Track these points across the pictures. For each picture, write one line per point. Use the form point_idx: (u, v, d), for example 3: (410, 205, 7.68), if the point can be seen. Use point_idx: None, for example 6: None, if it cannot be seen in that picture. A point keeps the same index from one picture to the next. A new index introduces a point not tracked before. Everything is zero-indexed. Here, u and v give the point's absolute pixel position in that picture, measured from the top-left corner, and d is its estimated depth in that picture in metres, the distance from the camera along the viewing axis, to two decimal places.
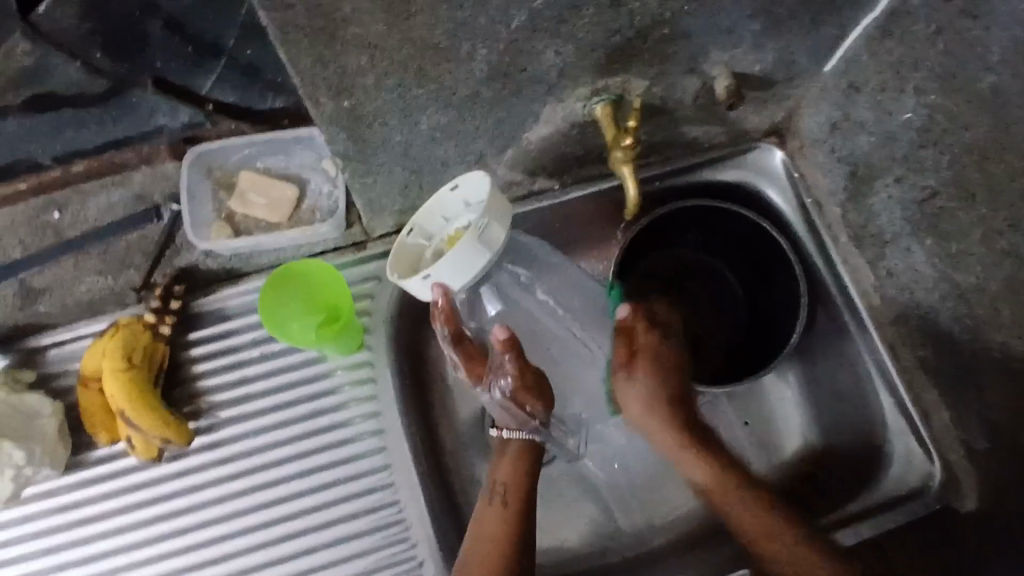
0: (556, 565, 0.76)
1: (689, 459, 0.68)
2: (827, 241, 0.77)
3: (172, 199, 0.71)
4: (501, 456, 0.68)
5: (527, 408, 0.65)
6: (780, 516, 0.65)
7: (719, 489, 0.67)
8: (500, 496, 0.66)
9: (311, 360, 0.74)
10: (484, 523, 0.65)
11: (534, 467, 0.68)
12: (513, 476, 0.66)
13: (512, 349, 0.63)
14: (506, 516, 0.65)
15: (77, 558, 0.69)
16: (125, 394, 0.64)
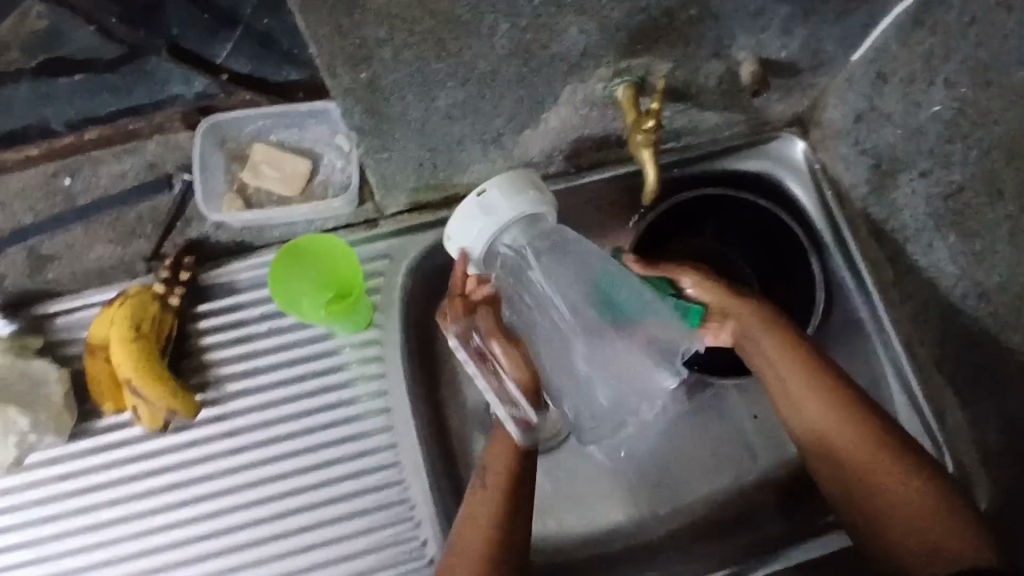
0: (558, 552, 0.76)
1: (820, 408, 0.66)
2: (847, 235, 0.75)
3: (183, 169, 0.70)
4: (494, 445, 0.67)
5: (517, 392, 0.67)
6: (926, 489, 0.61)
7: (849, 442, 0.64)
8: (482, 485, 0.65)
9: (319, 337, 0.73)
10: (471, 515, 0.63)
11: (526, 456, 0.66)
12: (502, 465, 0.65)
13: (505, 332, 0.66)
14: (493, 506, 0.63)
15: (81, 525, 0.69)
16: (132, 362, 0.63)
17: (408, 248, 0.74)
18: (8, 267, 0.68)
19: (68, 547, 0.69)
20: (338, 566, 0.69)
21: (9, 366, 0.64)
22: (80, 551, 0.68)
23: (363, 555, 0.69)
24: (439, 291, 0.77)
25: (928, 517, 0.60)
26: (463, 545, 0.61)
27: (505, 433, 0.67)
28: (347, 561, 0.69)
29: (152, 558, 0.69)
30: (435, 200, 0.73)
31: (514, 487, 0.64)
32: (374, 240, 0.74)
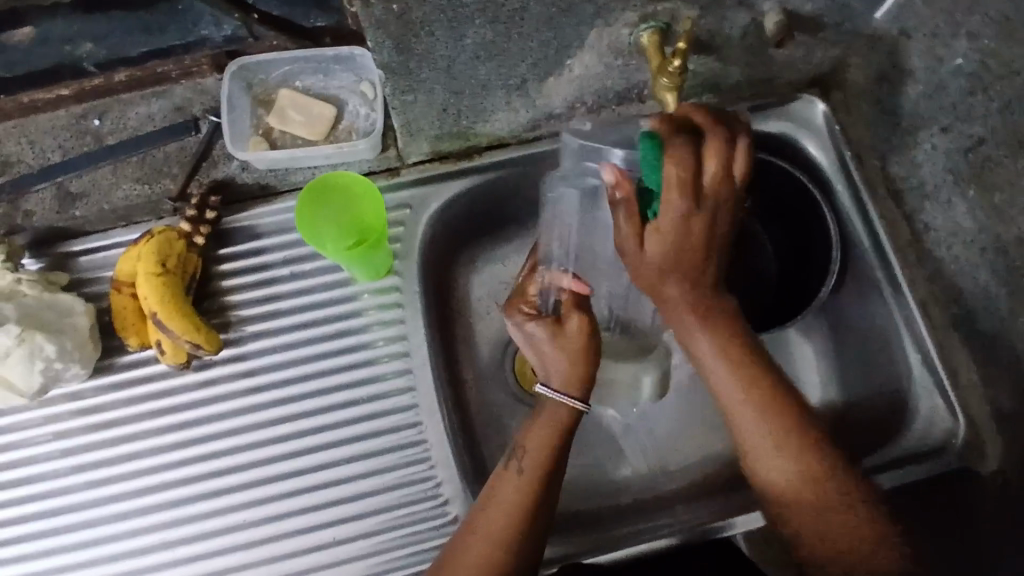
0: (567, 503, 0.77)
1: (764, 450, 0.61)
2: (865, 194, 0.75)
3: (209, 112, 0.71)
4: (541, 418, 0.64)
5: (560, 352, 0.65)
6: (871, 520, 0.58)
7: (803, 496, 0.60)
8: (517, 464, 0.62)
9: (339, 282, 0.74)
10: (498, 490, 0.61)
11: (566, 443, 0.64)
12: (544, 448, 0.62)
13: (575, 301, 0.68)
14: (524, 486, 0.61)
15: (99, 459, 0.70)
16: (156, 295, 0.64)
17: (428, 197, 0.75)
18: (36, 203, 0.69)
19: (87, 479, 0.69)
20: (352, 505, 0.70)
21: (36, 297, 0.66)
22: (98, 483, 0.69)
23: (378, 493, 0.70)
24: (458, 242, 0.78)
25: (866, 546, 0.57)
26: (478, 534, 0.59)
27: (555, 407, 0.64)
28: (362, 500, 0.70)
29: (167, 493, 0.69)
30: (456, 149, 0.74)
31: (548, 481, 0.61)
32: (396, 190, 0.75)
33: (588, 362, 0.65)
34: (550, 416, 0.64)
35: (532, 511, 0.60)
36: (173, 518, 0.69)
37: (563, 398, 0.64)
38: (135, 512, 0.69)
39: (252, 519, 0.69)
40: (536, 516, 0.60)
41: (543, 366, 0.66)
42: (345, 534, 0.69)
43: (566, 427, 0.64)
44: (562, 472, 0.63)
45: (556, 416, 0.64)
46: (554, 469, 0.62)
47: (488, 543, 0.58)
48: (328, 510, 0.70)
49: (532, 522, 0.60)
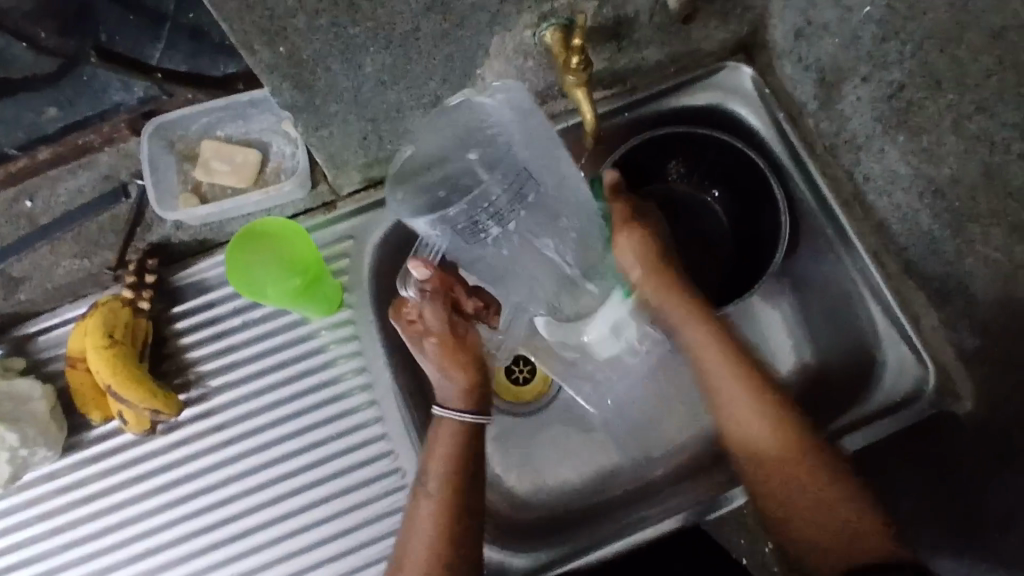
0: (559, 506, 0.77)
1: (755, 433, 0.66)
2: (806, 157, 0.75)
3: (136, 176, 0.70)
4: (434, 442, 0.65)
5: (456, 369, 0.65)
6: (866, 512, 0.61)
7: (778, 449, 0.65)
8: (423, 486, 0.64)
9: (293, 323, 0.74)
10: (412, 516, 0.63)
11: (468, 450, 0.65)
12: (441, 465, 0.64)
13: (438, 288, 0.66)
14: (434, 511, 0.62)
15: (84, 533, 0.70)
16: (107, 367, 0.64)
17: (370, 223, 0.74)
18: None
19: (76, 557, 0.70)
20: (339, 542, 0.70)
21: None
22: (88, 557, 0.70)
23: (361, 527, 0.70)
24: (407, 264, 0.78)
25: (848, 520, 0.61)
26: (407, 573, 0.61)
27: (448, 423, 0.65)
28: (347, 536, 0.70)
29: (157, 557, 0.70)
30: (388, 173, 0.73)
31: (455, 501, 0.63)
32: (333, 223, 0.74)
33: (470, 372, 0.66)
34: (442, 438, 0.65)
35: (449, 535, 0.62)
36: None
37: (458, 415, 0.64)
38: None
39: (243, 570, 0.70)
40: (455, 535, 0.62)
41: (437, 390, 0.66)
42: (334, 572, 0.69)
43: (464, 437, 0.65)
44: (470, 485, 0.64)
45: (455, 428, 0.65)
46: (458, 483, 0.63)
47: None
48: (314, 550, 0.70)
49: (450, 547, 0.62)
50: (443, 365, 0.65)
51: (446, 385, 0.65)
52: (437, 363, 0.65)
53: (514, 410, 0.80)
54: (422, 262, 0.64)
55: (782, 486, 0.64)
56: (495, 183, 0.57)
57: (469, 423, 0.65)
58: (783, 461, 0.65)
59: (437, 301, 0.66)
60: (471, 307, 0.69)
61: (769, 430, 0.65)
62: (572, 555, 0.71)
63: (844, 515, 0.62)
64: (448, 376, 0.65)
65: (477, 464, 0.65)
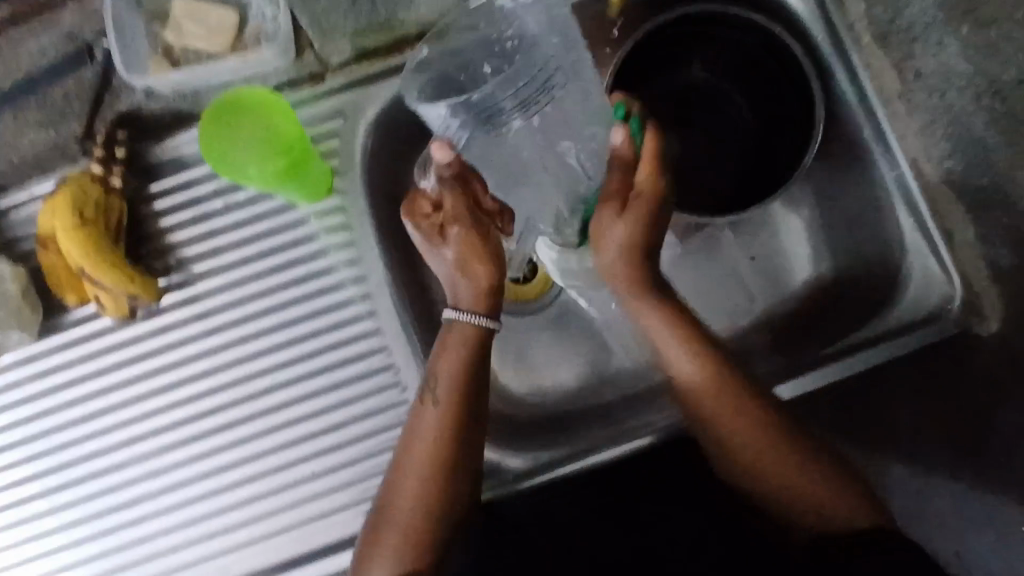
0: (557, 409, 0.74)
1: (733, 428, 0.59)
2: (850, 47, 0.66)
3: (103, 35, 0.65)
4: (443, 347, 0.60)
5: (474, 266, 0.60)
6: (830, 477, 0.58)
7: (754, 445, 0.59)
8: (431, 393, 0.59)
9: (280, 208, 0.69)
10: (416, 426, 0.59)
11: (479, 358, 0.60)
12: (451, 374, 0.59)
13: (456, 170, 0.59)
14: (443, 421, 0.59)
15: (60, 423, 0.66)
16: (79, 247, 0.60)
17: (360, 100, 0.66)
18: None
19: (50, 447, 0.66)
20: (327, 438, 0.66)
21: None
22: (64, 447, 0.66)
23: (350, 423, 0.66)
24: None
25: (799, 480, 0.58)
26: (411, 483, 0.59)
27: (460, 329, 0.60)
28: (335, 433, 0.66)
29: (135, 448, 0.66)
30: (382, 47, 0.66)
31: (462, 417, 0.59)
32: (323, 98, 0.67)
33: (492, 270, 0.60)
34: (453, 343, 0.60)
35: (454, 455, 0.59)
36: (144, 472, 0.66)
37: (466, 317, 0.60)
38: (106, 471, 0.66)
39: (225, 463, 0.66)
40: (464, 447, 0.59)
41: (451, 291, 0.61)
42: (323, 467, 0.66)
43: (475, 344, 0.60)
44: (477, 402, 0.60)
45: (465, 335, 0.60)
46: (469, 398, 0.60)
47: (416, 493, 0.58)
48: (301, 445, 0.66)
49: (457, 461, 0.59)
50: (461, 261, 0.60)
51: (454, 279, 0.60)
52: (454, 258, 0.60)
53: (514, 309, 0.76)
54: (443, 145, 0.57)
55: (727, 411, 0.59)
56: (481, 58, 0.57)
57: (482, 328, 0.60)
58: (750, 448, 0.59)
59: (455, 188, 0.59)
60: (490, 204, 0.61)
61: (689, 363, 0.60)
62: (565, 459, 0.67)
63: (795, 462, 0.58)
64: (452, 270, 0.60)
65: (484, 374, 0.61)
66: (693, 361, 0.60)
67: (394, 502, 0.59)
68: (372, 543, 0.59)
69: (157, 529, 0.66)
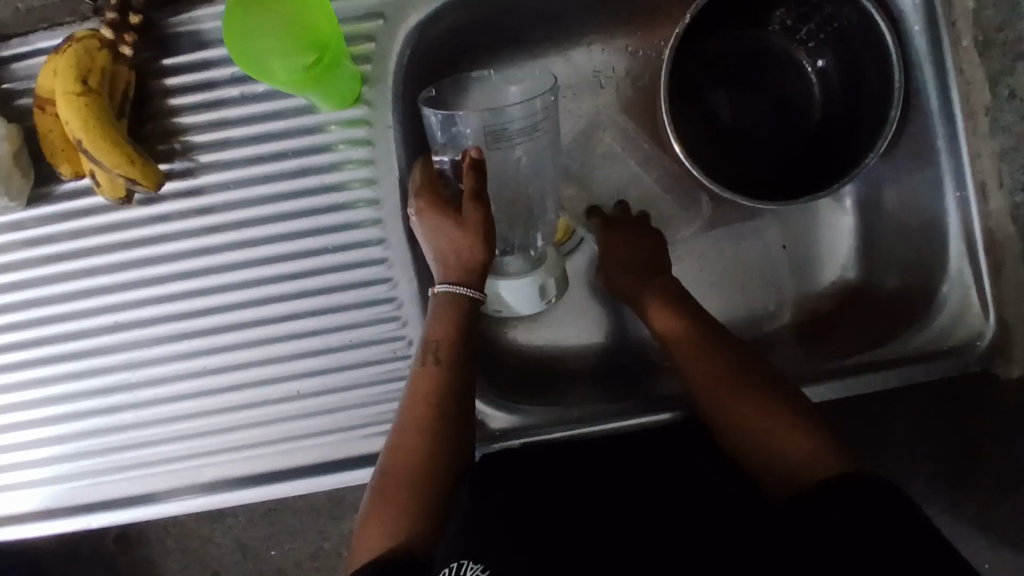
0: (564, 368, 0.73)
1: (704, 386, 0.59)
2: (946, 43, 0.60)
3: None
4: (436, 315, 0.59)
5: (470, 252, 0.59)
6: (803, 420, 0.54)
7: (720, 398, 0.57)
8: (432, 356, 0.58)
9: (300, 109, 0.63)
10: (413, 389, 0.58)
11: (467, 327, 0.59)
12: (445, 334, 0.58)
13: (475, 170, 0.57)
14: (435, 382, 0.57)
15: (44, 296, 0.64)
16: (79, 121, 0.55)
17: (405, 6, 0.62)
18: None
19: (29, 318, 0.64)
20: (316, 359, 0.64)
21: None
22: (46, 322, 0.64)
23: (343, 349, 0.64)
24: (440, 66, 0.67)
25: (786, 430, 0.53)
26: (404, 445, 0.55)
27: (449, 300, 0.59)
28: (327, 356, 0.64)
29: (118, 336, 0.64)
30: None
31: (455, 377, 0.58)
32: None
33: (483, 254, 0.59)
34: (440, 312, 0.59)
35: (445, 417, 0.56)
36: (125, 361, 0.64)
37: (456, 289, 0.59)
38: (87, 353, 0.64)
39: (211, 367, 0.64)
40: (454, 414, 0.57)
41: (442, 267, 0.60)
42: (310, 388, 0.64)
43: (462, 315, 0.59)
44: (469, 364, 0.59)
45: (458, 306, 0.59)
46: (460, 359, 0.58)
47: (406, 452, 0.55)
48: (289, 363, 0.64)
49: (440, 416, 0.56)
50: (459, 246, 0.59)
51: (448, 251, 0.59)
52: (450, 245, 0.59)
53: None
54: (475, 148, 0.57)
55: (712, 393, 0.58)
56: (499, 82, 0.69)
57: (464, 299, 0.59)
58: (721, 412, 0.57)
59: (474, 181, 0.57)
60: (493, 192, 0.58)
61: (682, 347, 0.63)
62: (553, 424, 0.65)
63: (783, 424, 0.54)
64: (454, 247, 0.59)
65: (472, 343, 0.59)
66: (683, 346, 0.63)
67: (388, 465, 0.55)
68: (365, 512, 0.54)
69: (132, 419, 0.64)
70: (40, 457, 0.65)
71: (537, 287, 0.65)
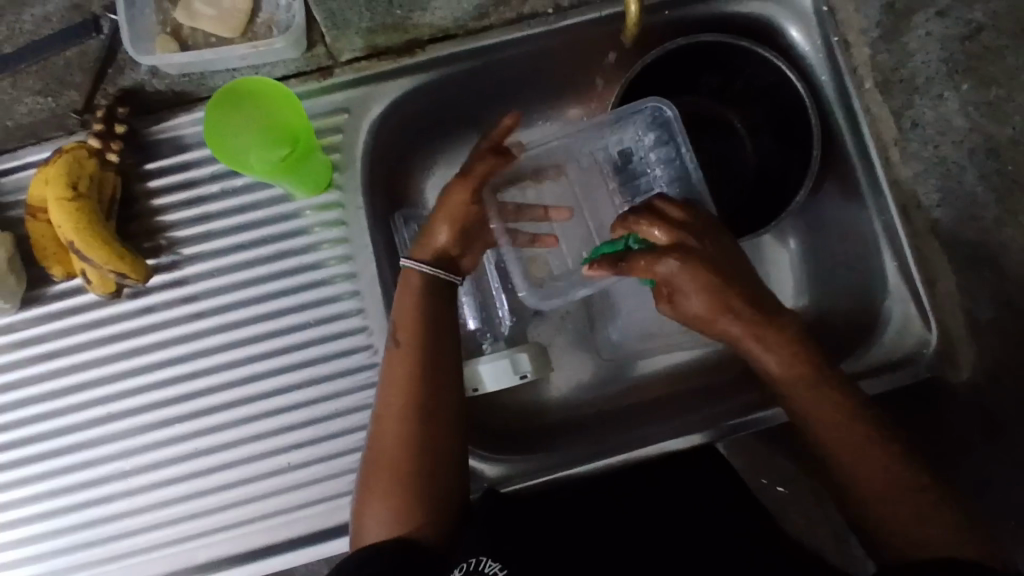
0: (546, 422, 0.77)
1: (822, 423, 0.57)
2: (851, 88, 0.67)
3: (110, 10, 0.63)
4: (399, 294, 0.64)
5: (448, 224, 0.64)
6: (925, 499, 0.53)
7: (866, 474, 0.55)
8: (396, 340, 0.62)
9: (277, 199, 0.68)
10: (387, 372, 0.62)
11: (436, 302, 0.64)
12: (408, 315, 0.62)
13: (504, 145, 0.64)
14: (405, 367, 0.61)
15: (36, 394, 0.66)
16: (71, 224, 0.59)
17: (368, 99, 0.68)
18: None
19: (20, 416, 0.66)
20: (304, 430, 0.67)
21: None
22: (38, 420, 0.66)
23: (332, 418, 0.67)
24: (406, 150, 0.73)
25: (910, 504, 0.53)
26: (385, 432, 0.60)
27: (411, 275, 0.64)
28: (316, 426, 0.67)
29: (109, 426, 0.66)
30: (396, 46, 0.67)
31: (421, 357, 0.61)
32: (330, 93, 0.68)
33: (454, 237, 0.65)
34: (405, 288, 0.63)
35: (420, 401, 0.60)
36: (117, 450, 0.66)
37: (420, 267, 0.63)
38: (79, 446, 0.66)
39: (204, 448, 0.66)
40: (425, 400, 0.61)
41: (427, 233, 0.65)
42: (300, 459, 0.66)
43: (429, 290, 0.63)
44: (437, 338, 0.62)
45: (415, 288, 0.63)
46: (423, 334, 0.62)
47: (389, 441, 0.60)
48: (278, 436, 0.67)
49: (415, 403, 0.60)
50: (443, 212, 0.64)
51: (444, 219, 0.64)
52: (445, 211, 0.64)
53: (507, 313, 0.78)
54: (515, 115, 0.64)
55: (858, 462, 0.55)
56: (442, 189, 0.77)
57: (431, 276, 0.64)
58: (868, 484, 0.55)
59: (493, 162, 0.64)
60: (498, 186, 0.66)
61: (813, 400, 0.58)
62: (537, 471, 0.69)
63: (914, 502, 0.53)
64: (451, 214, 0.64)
65: (444, 318, 0.63)
66: (815, 401, 0.58)
67: (372, 448, 0.60)
68: (359, 498, 0.60)
69: (126, 508, 0.65)
70: (29, 557, 0.65)
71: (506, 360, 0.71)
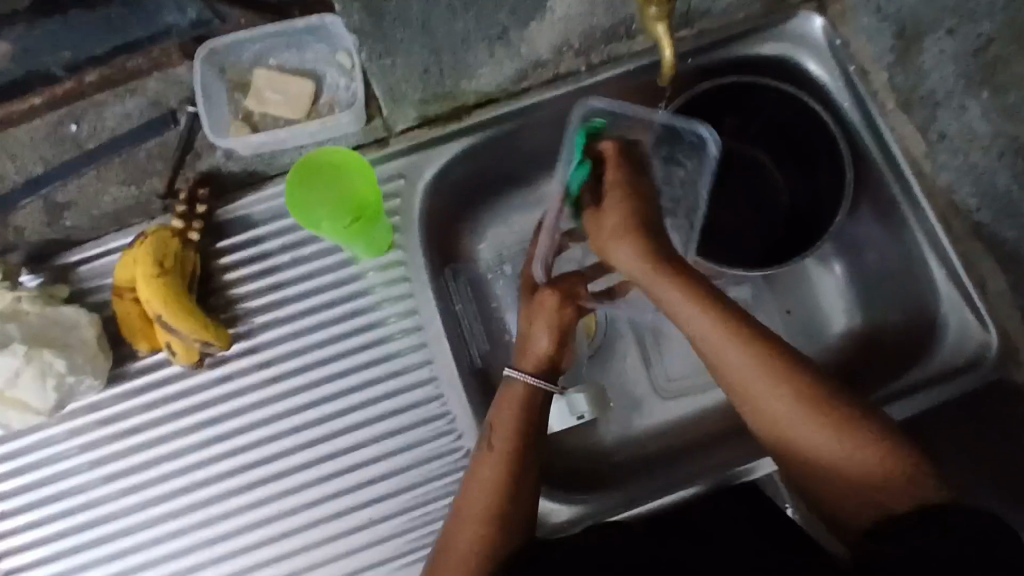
0: (615, 465, 0.77)
1: (771, 388, 0.60)
2: (875, 111, 0.71)
3: (187, 103, 0.69)
4: (503, 400, 0.65)
5: (542, 319, 0.67)
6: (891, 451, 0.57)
7: (839, 446, 0.58)
8: (489, 442, 0.64)
9: (342, 263, 0.72)
10: (476, 472, 0.63)
11: (536, 417, 0.65)
12: (510, 423, 0.64)
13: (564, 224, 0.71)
14: (498, 470, 0.63)
15: (127, 467, 0.69)
16: (159, 299, 0.63)
17: (422, 164, 0.71)
18: (25, 218, 0.68)
19: (112, 491, 0.69)
20: (382, 483, 0.69)
21: (39, 314, 0.65)
22: (130, 493, 0.69)
23: (408, 470, 0.69)
24: (459, 212, 0.77)
25: (878, 468, 0.57)
26: (467, 524, 0.62)
27: (515, 385, 0.65)
28: (393, 478, 0.69)
29: (195, 494, 0.69)
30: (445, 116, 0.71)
31: (514, 464, 0.63)
32: (387, 160, 0.72)
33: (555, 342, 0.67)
34: (509, 397, 0.65)
35: (503, 509, 0.62)
36: (206, 517, 0.69)
37: (527, 378, 0.65)
38: (171, 515, 0.69)
39: (288, 508, 0.69)
40: (511, 511, 0.62)
41: (524, 341, 0.68)
42: (380, 512, 0.69)
43: (531, 404, 0.65)
44: (532, 449, 0.64)
45: (521, 396, 0.65)
46: (524, 446, 0.64)
47: (469, 545, 0.61)
48: (357, 492, 0.69)
49: (502, 509, 0.62)
50: (538, 312, 0.67)
51: (538, 320, 0.67)
52: (537, 310, 0.67)
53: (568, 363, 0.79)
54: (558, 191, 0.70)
55: (823, 439, 0.59)
56: (492, 244, 0.79)
57: (535, 387, 0.65)
58: (837, 462, 0.58)
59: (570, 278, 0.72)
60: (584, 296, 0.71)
61: (764, 378, 0.60)
62: (617, 508, 0.70)
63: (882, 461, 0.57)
64: (546, 312, 0.67)
65: (538, 432, 0.65)
66: (765, 377, 0.60)
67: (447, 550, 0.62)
68: None
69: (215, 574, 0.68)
70: None
71: (565, 402, 0.75)
